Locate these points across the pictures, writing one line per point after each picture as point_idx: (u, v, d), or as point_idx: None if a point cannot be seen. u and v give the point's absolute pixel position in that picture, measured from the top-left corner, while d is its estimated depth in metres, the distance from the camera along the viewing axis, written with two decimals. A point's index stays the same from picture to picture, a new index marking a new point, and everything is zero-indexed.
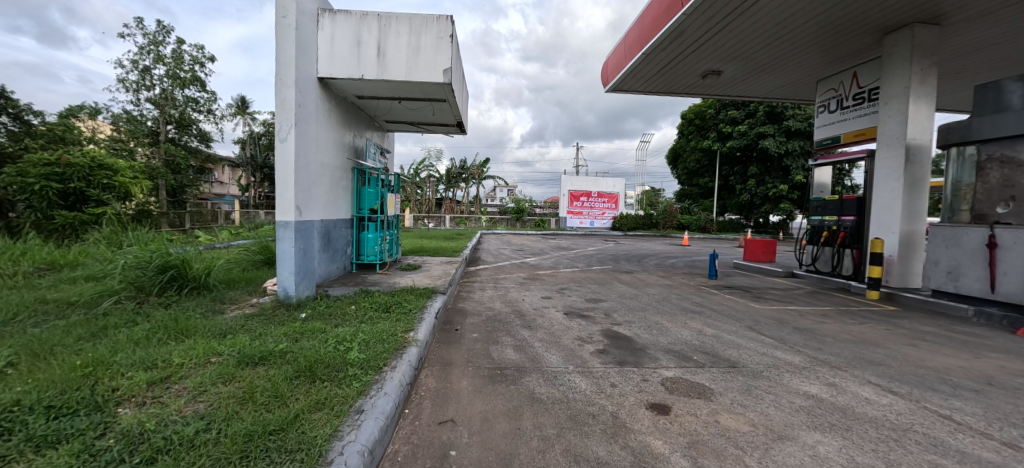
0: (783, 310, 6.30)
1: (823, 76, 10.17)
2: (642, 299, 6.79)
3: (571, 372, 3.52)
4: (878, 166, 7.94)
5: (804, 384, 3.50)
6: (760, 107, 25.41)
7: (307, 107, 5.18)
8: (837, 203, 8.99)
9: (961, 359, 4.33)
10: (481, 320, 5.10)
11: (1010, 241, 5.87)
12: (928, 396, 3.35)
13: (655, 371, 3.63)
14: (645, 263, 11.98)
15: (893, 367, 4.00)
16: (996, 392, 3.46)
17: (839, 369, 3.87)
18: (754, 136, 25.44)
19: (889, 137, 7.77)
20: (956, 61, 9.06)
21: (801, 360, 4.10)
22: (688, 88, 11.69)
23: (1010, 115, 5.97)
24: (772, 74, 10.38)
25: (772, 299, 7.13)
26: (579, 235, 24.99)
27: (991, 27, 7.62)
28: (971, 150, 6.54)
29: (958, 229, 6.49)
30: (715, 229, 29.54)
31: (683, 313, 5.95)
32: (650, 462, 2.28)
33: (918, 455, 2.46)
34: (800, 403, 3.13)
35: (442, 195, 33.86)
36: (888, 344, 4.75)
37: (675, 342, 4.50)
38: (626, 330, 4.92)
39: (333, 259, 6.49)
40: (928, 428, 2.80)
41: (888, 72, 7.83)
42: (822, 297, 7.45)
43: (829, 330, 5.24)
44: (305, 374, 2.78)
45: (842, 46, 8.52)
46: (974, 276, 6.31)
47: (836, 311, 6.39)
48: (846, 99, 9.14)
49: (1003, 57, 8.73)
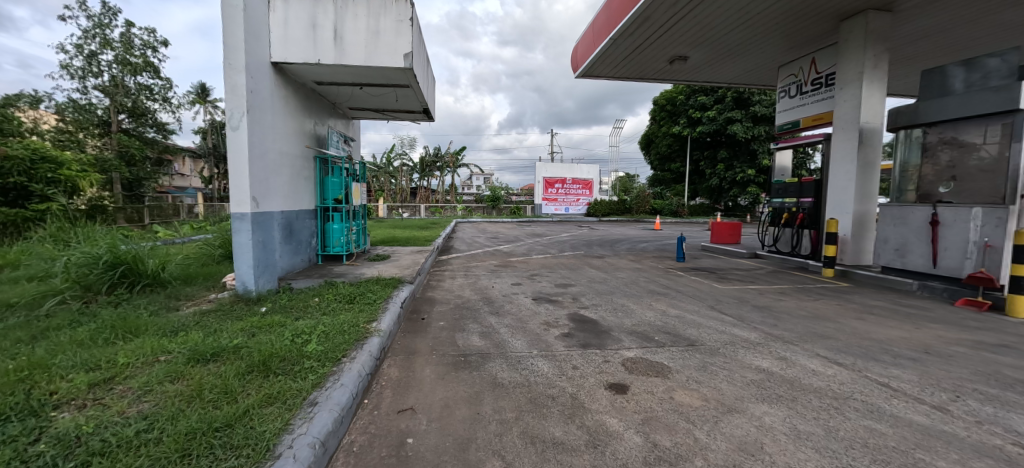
0: (743, 290, 6.55)
1: (785, 61, 10.43)
2: (611, 283, 6.92)
3: (535, 356, 3.56)
4: (834, 149, 8.25)
5: (757, 358, 3.66)
6: (729, 93, 26.04)
7: (259, 93, 4.96)
8: (796, 186, 9.37)
9: (903, 330, 4.60)
10: (449, 308, 5.09)
11: (950, 219, 6.22)
12: (870, 365, 3.56)
13: (617, 352, 3.72)
14: (617, 247, 12.18)
15: (842, 340, 4.22)
16: (930, 359, 3.72)
17: (791, 344, 4.06)
18: (723, 121, 26.09)
19: (844, 122, 8.08)
20: (907, 47, 9.44)
21: (757, 336, 4.27)
22: (656, 73, 11.79)
23: (952, 99, 6.28)
24: (738, 59, 10.57)
25: (735, 279, 7.39)
26: (554, 222, 25.16)
27: (938, 14, 7.93)
28: (917, 133, 6.87)
29: (906, 208, 6.84)
30: (686, 214, 30.25)
31: (649, 295, 6.10)
32: (605, 439, 2.34)
33: (855, 421, 2.62)
34: (752, 377, 3.26)
35: (417, 184, 33.34)
36: (839, 319, 5.01)
37: (639, 323, 4.62)
38: (593, 313, 5.02)
39: (296, 251, 6.33)
40: (867, 396, 2.98)
41: (843, 58, 8.10)
42: (781, 276, 7.78)
43: (785, 307, 5.48)
44: (258, 369, 2.71)
45: (802, 32, 8.72)
46: (919, 252, 6.69)
47: (793, 289, 6.68)
48: (805, 84, 9.42)
49: (949, 43, 9.15)
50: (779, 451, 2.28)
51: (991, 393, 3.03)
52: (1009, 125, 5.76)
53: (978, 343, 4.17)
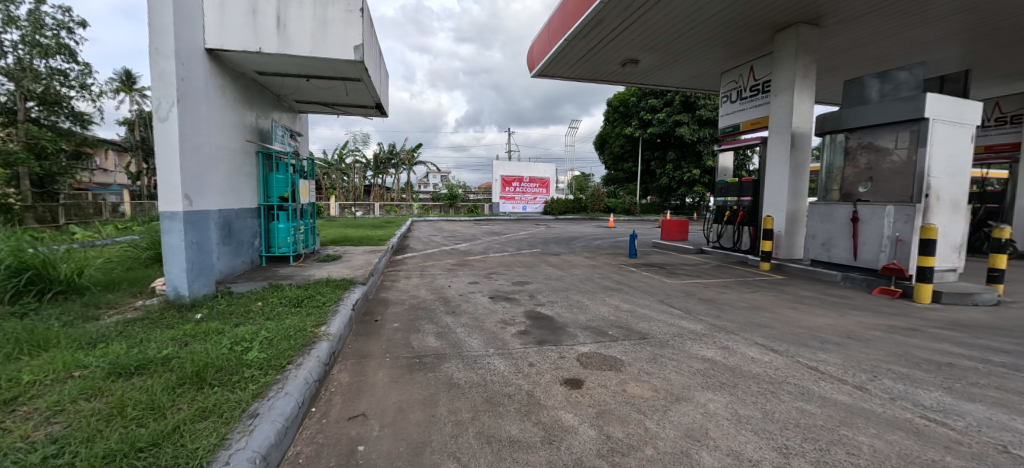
0: (690, 284, 6.89)
1: (727, 68, 11.07)
2: (567, 280, 7.05)
3: (491, 355, 3.55)
4: (770, 152, 8.87)
5: (702, 349, 3.86)
6: (677, 97, 27.31)
7: (192, 82, 4.58)
8: (737, 185, 9.99)
9: (829, 317, 5.03)
10: (403, 309, 4.97)
11: (868, 215, 6.86)
12: (801, 351, 3.86)
13: (572, 348, 3.78)
14: (573, 245, 12.43)
15: (777, 329, 4.54)
16: (852, 343, 4.08)
17: (733, 334, 4.31)
18: (672, 124, 27.34)
19: (778, 126, 8.70)
20: (833, 59, 10.31)
21: (702, 328, 4.51)
22: (609, 75, 12.12)
23: (869, 107, 6.93)
24: (684, 65, 11.09)
25: (682, 274, 7.76)
26: (511, 220, 25.28)
27: (858, 30, 8.72)
28: (841, 137, 7.54)
29: (831, 206, 7.47)
30: (638, 212, 31.43)
31: (603, 290, 6.28)
32: (560, 435, 2.37)
33: (789, 404, 2.82)
34: (698, 367, 3.44)
35: (371, 181, 32.31)
36: (774, 309, 5.39)
37: (593, 319, 4.73)
38: (549, 310, 5.08)
39: (237, 252, 5.92)
40: (799, 379, 3.22)
41: (778, 66, 8.71)
42: (724, 270, 8.26)
43: (728, 299, 5.83)
44: (191, 381, 2.50)
45: (742, 41, 9.29)
46: (842, 246, 7.33)
47: (735, 282, 7.12)
48: (745, 90, 10.05)
49: (868, 57, 10.09)
50: (722, 436, 2.41)
51: (902, 372, 3.37)
52: (916, 132, 6.44)
53: (891, 327, 4.63)
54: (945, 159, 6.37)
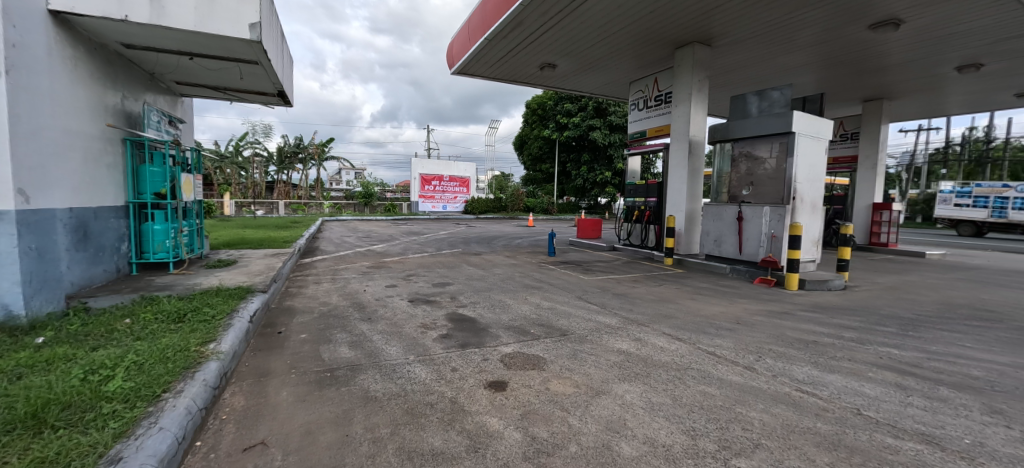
0: (604, 280, 7.28)
1: (635, 78, 11.91)
2: (489, 279, 7.03)
3: (412, 362, 3.37)
4: (671, 157, 9.72)
5: (617, 342, 4.06)
6: (590, 103, 28.91)
7: (26, 50, 3.69)
8: (644, 187, 10.79)
9: (722, 306, 5.64)
10: (312, 317, 4.53)
11: (750, 215, 7.84)
12: (701, 338, 4.25)
13: (495, 349, 3.75)
14: (494, 244, 12.49)
15: (681, 318, 4.96)
16: (740, 328, 4.61)
17: (644, 325, 4.62)
18: (585, 128, 28.88)
19: (678, 134, 9.57)
20: (722, 76, 11.61)
21: (617, 321, 4.76)
22: (528, 78, 12.36)
23: (750, 120, 7.91)
24: (598, 72, 11.71)
25: (597, 271, 8.18)
26: (431, 219, 24.73)
27: (742, 52, 9.92)
28: (728, 146, 8.52)
29: (721, 206, 8.40)
30: (556, 211, 32.68)
31: (525, 289, 6.36)
32: (485, 441, 2.31)
33: (694, 388, 3.06)
34: (614, 359, 3.61)
35: (274, 177, 29.40)
36: (678, 300, 5.90)
37: (515, 318, 4.75)
38: (471, 311, 5.00)
39: (96, 260, 4.94)
40: (700, 364, 3.54)
41: (678, 80, 9.58)
42: (634, 266, 8.88)
43: (638, 293, 6.25)
44: (23, 426, 1.98)
45: (648, 54, 10.05)
46: (730, 242, 8.28)
47: (643, 277, 7.68)
48: (650, 100, 10.90)
49: (749, 76, 11.54)
50: (638, 424, 2.53)
51: (780, 351, 3.87)
52: (785, 144, 7.49)
53: (769, 312, 5.32)
54: (807, 168, 7.49)
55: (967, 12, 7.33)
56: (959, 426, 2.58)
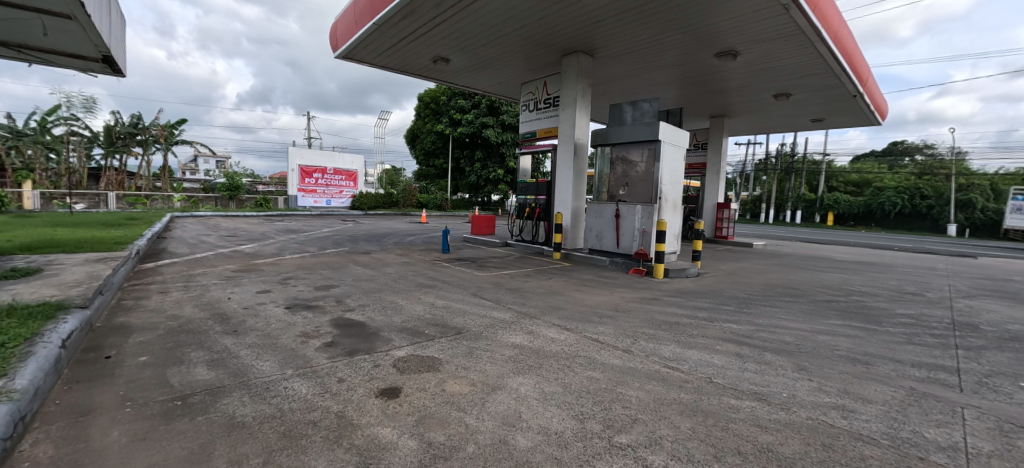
0: (498, 275, 7.43)
1: (526, 80, 12.36)
2: (379, 279, 6.65)
3: (290, 377, 3.01)
4: (559, 158, 10.33)
5: (511, 336, 4.17)
6: (483, 101, 29.31)
7: None
8: (534, 185, 11.28)
9: (604, 295, 6.18)
10: (155, 335, 3.76)
11: (626, 213, 8.73)
12: (586, 326, 4.59)
13: (387, 353, 3.55)
14: (385, 242, 11.87)
15: (568, 309, 5.30)
16: (618, 315, 5.10)
17: (536, 318, 4.82)
18: (479, 125, 29.23)
19: (565, 136, 10.21)
20: (602, 85, 12.71)
21: (511, 316, 4.89)
22: (421, 70, 11.97)
23: (626, 128, 8.79)
24: (491, 71, 11.86)
25: (491, 267, 8.32)
26: (313, 215, 22.58)
27: (619, 66, 10.97)
28: (608, 150, 9.36)
29: (602, 205, 9.19)
30: (450, 208, 32.41)
31: (418, 288, 6.16)
32: (378, 455, 2.16)
33: (581, 374, 3.29)
34: (509, 354, 3.69)
35: (100, 163, 23.82)
36: (566, 292, 6.29)
37: (409, 319, 4.56)
38: (359, 314, 4.66)
39: None
40: (586, 351, 3.82)
41: (565, 85, 10.19)
42: (526, 261, 9.24)
43: (530, 287, 6.51)
44: None
45: (538, 58, 10.49)
46: (609, 237, 9.11)
47: (534, 271, 8.03)
48: (540, 102, 11.42)
49: (624, 87, 12.82)
50: (532, 416, 2.62)
51: (650, 333, 4.38)
52: (653, 150, 8.50)
53: (642, 299, 5.99)
54: (670, 172, 8.60)
55: (781, 52, 9.14)
56: (779, 383, 3.21)
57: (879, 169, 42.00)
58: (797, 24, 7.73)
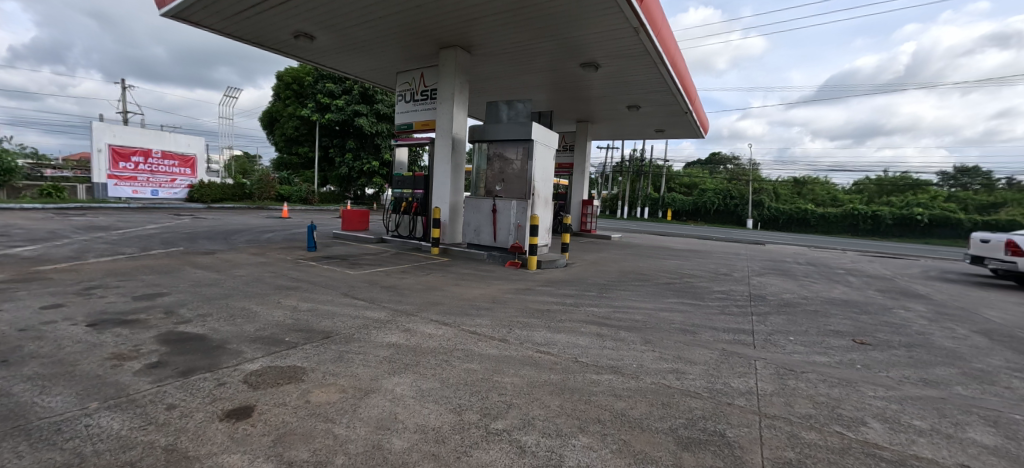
0: (373, 273, 7.01)
1: (402, 69, 11.86)
2: (226, 283, 5.70)
3: (95, 411, 2.38)
4: (437, 152, 10.19)
5: (387, 335, 3.97)
6: (356, 87, 27.40)
7: None
8: (411, 179, 10.93)
9: (481, 288, 6.31)
10: None
11: (502, 208, 9.05)
12: (464, 320, 4.63)
13: (236, 368, 3.06)
14: (234, 240, 10.22)
15: (446, 304, 5.27)
16: (495, 306, 5.26)
17: (413, 315, 4.68)
18: (350, 113, 27.25)
19: (442, 130, 10.11)
20: (480, 83, 12.92)
21: (386, 314, 4.66)
22: (278, 45, 10.56)
23: (502, 126, 9.08)
24: (362, 55, 11.05)
25: (365, 264, 7.81)
26: (133, 209, 18.28)
27: (495, 65, 11.27)
28: (485, 146, 9.56)
29: (479, 200, 9.36)
30: (318, 201, 29.43)
31: (277, 291, 5.46)
32: None
33: (460, 367, 3.30)
34: (384, 354, 3.51)
35: None
36: (444, 287, 6.25)
37: (265, 327, 4.01)
38: (198, 326, 3.92)
39: None
40: (464, 344, 3.85)
41: (442, 79, 10.07)
42: (403, 257, 8.91)
43: (407, 284, 6.30)
44: None
45: (414, 48, 10.14)
46: (486, 231, 9.33)
47: (412, 267, 7.79)
48: (417, 93, 11.08)
49: (500, 87, 13.23)
50: (408, 415, 2.54)
51: (524, 322, 4.62)
52: (526, 149, 8.96)
53: (517, 289, 6.30)
54: (542, 170, 9.17)
55: (633, 69, 10.46)
56: (630, 356, 3.69)
57: (702, 174, 51.37)
58: (644, 47, 8.93)
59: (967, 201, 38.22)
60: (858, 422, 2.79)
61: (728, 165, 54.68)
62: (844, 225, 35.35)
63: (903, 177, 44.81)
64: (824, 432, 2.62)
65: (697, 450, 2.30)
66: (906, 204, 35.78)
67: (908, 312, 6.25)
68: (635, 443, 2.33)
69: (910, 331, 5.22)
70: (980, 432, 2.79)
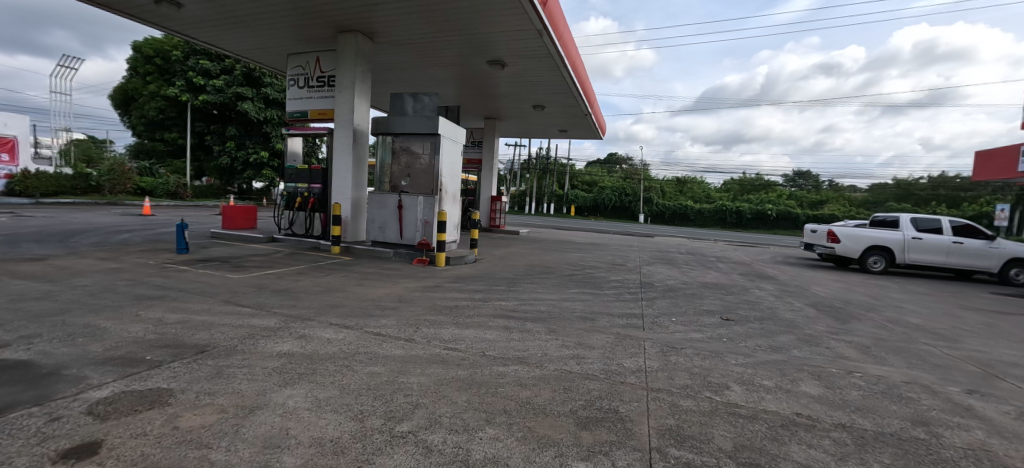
0: (261, 276, 6.30)
1: (293, 51, 10.80)
2: (60, 296, 4.65)
3: None
4: (335, 143, 9.49)
5: (277, 344, 3.60)
6: (238, 67, 24.53)
7: None
8: (307, 172, 10.01)
9: (387, 287, 6.05)
10: None
11: (409, 204, 8.76)
12: (367, 321, 4.39)
13: (75, 398, 2.51)
14: (73, 242, 8.38)
15: (348, 306, 4.95)
16: (401, 305, 5.09)
17: (309, 320, 4.31)
18: (232, 96, 24.37)
19: (342, 120, 9.43)
20: (383, 73, 12.32)
21: (276, 321, 4.21)
22: (131, 9, 8.87)
23: (407, 119, 8.77)
24: (245, 32, 9.81)
25: (252, 267, 6.98)
26: None
27: (400, 55, 10.83)
28: (389, 139, 9.15)
29: (384, 195, 8.94)
30: (191, 196, 25.45)
31: (134, 302, 4.61)
32: None
33: (362, 371, 3.13)
34: (273, 365, 3.18)
35: None
36: (345, 287, 5.87)
37: (117, 345, 3.36)
38: (17, 351, 3.14)
39: None
40: (367, 347, 3.65)
41: (341, 65, 9.39)
42: (298, 258, 8.14)
43: (302, 286, 5.78)
44: None
45: (307, 29, 9.28)
46: (392, 228, 8.95)
47: (309, 268, 7.16)
48: (311, 79, 10.18)
49: (405, 78, 12.77)
50: (303, 429, 2.32)
51: (432, 319, 4.54)
52: (433, 143, 8.79)
53: (424, 287, 6.16)
54: (449, 165, 9.07)
55: (537, 70, 10.84)
56: (535, 346, 3.84)
57: (601, 173, 55.36)
58: (547, 49, 9.31)
59: (802, 199, 46.79)
60: (723, 387, 3.25)
61: (623, 165, 59.69)
62: (715, 219, 40.87)
63: (758, 178, 53.24)
64: (699, 399, 3.00)
65: (594, 428, 2.47)
66: (760, 201, 42.60)
67: (761, 291, 7.46)
68: (538, 428, 2.43)
69: (762, 307, 6.23)
70: (809, 385, 3.44)
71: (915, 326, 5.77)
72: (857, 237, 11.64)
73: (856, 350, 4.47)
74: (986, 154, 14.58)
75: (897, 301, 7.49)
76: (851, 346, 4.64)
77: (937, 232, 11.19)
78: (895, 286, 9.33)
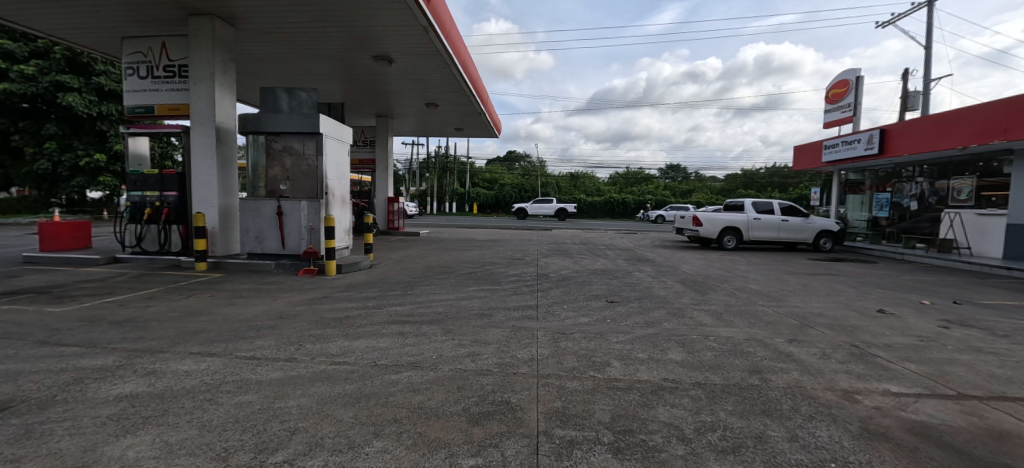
0: (96, 306, 5.19)
1: (129, 33, 9.04)
2: None
3: None
4: (193, 144, 8.22)
5: (115, 386, 3.00)
6: (56, 49, 20.08)
7: None
8: (157, 178, 8.44)
9: (265, 304, 5.43)
10: None
11: (289, 209, 7.97)
12: (237, 346, 3.89)
13: None
14: None
15: (214, 330, 4.34)
16: (280, 323, 4.61)
17: (161, 352, 3.68)
18: (49, 85, 19.76)
19: (200, 117, 8.20)
20: (251, 63, 10.97)
21: (116, 358, 3.52)
22: None
23: (282, 116, 7.95)
24: (55, 7, 7.94)
25: (82, 295, 5.73)
26: None
27: (269, 46, 9.73)
28: (262, 139, 8.24)
29: (260, 202, 8.02)
30: None
31: None
32: None
33: (228, 404, 2.74)
34: (109, 412, 2.63)
35: None
36: (211, 309, 5.14)
37: None
38: None
39: None
40: (237, 374, 3.23)
41: (194, 54, 8.13)
42: (149, 279, 6.90)
43: (154, 313, 4.91)
44: None
45: (146, 8, 7.84)
46: (272, 237, 8.07)
47: (163, 290, 6.11)
48: (156, 68, 8.64)
49: (280, 71, 11.54)
50: None
51: (317, 334, 4.21)
52: (315, 143, 8.11)
53: (310, 300, 5.67)
54: (335, 167, 8.46)
55: (427, 67, 10.63)
56: (430, 349, 3.78)
57: (502, 171, 56.70)
58: (435, 46, 9.18)
59: (675, 188, 53.18)
60: (605, 365, 3.55)
61: (523, 163, 62.12)
62: (605, 210, 44.52)
63: (639, 172, 59.25)
64: (583, 379, 3.24)
65: (485, 423, 2.52)
66: (641, 192, 47.56)
67: (640, 273, 8.33)
68: (429, 433, 2.39)
69: (640, 287, 6.97)
70: (675, 353, 3.93)
71: (755, 291, 6.98)
72: (714, 221, 13.66)
73: (712, 317, 5.24)
74: (800, 148, 18.06)
75: (743, 272, 8.93)
76: (709, 313, 5.43)
77: (771, 212, 13.61)
78: (742, 260, 11.15)
